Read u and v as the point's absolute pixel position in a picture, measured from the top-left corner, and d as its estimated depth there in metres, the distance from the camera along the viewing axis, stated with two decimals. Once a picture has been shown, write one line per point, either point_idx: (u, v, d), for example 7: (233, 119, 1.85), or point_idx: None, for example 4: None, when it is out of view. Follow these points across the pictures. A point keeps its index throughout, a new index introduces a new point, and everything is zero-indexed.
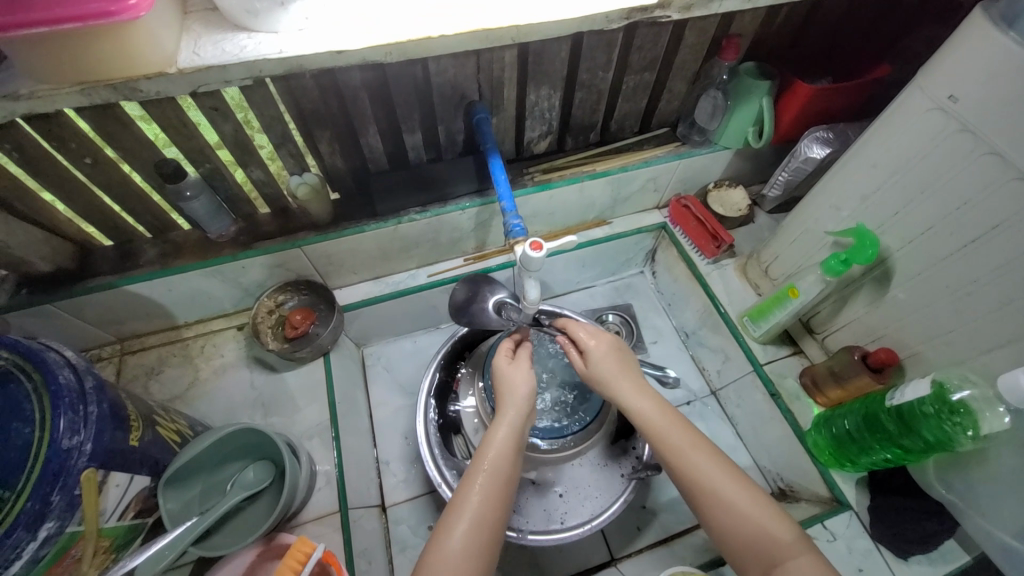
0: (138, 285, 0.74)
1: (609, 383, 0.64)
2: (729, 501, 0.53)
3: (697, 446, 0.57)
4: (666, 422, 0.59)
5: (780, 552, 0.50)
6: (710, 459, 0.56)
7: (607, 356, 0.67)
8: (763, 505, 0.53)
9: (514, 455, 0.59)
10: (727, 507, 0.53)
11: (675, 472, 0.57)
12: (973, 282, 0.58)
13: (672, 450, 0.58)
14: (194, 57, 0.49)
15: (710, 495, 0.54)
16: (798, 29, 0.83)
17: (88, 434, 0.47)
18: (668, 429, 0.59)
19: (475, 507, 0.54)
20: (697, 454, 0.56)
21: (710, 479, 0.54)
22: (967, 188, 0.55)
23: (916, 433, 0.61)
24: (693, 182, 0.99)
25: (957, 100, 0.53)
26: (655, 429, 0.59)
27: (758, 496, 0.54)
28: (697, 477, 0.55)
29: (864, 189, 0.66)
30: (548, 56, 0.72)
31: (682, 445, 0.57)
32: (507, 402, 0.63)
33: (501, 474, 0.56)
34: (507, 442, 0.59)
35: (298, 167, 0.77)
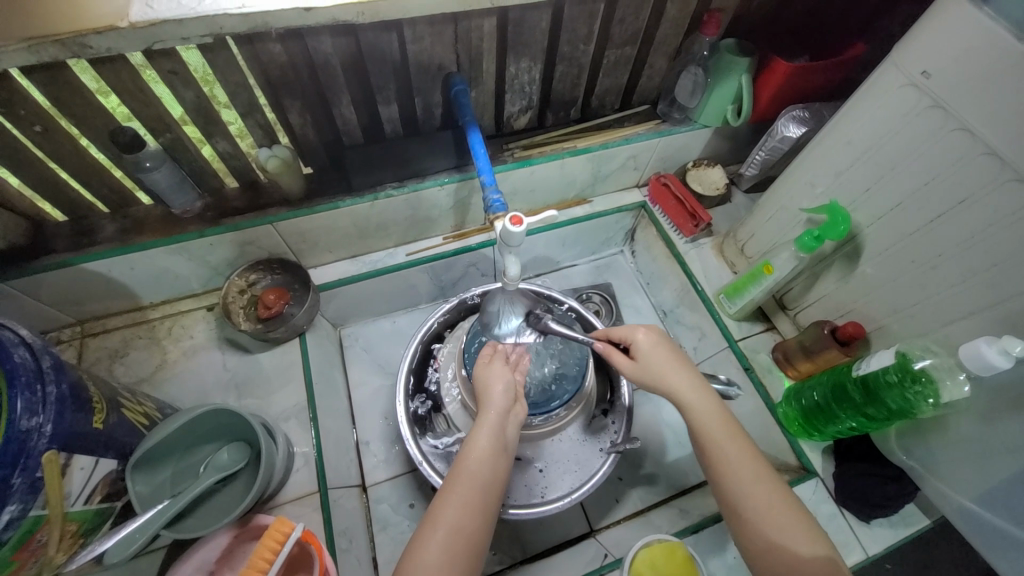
0: (97, 263, 0.70)
1: (659, 378, 0.63)
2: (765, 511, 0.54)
3: (738, 452, 0.58)
4: (720, 431, 0.59)
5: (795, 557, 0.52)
6: (750, 467, 0.57)
7: (659, 354, 0.65)
8: (784, 509, 0.55)
9: (498, 457, 0.59)
10: (760, 512, 0.55)
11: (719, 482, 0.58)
12: (939, 256, 0.60)
13: (715, 453, 0.58)
14: (147, 9, 0.45)
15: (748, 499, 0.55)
16: (777, 6, 0.83)
17: (48, 415, 0.44)
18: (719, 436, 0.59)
19: (453, 515, 0.54)
20: (738, 459, 0.57)
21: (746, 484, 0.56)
22: (936, 165, 0.56)
23: (880, 401, 0.63)
24: (673, 161, 1.00)
25: (929, 77, 0.54)
26: (702, 428, 0.60)
27: (780, 499, 0.55)
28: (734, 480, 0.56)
29: (837, 166, 0.67)
30: (528, 27, 0.70)
31: (727, 450, 0.58)
32: (492, 403, 0.63)
33: (484, 475, 0.57)
34: (489, 446, 0.59)
35: (267, 139, 0.73)
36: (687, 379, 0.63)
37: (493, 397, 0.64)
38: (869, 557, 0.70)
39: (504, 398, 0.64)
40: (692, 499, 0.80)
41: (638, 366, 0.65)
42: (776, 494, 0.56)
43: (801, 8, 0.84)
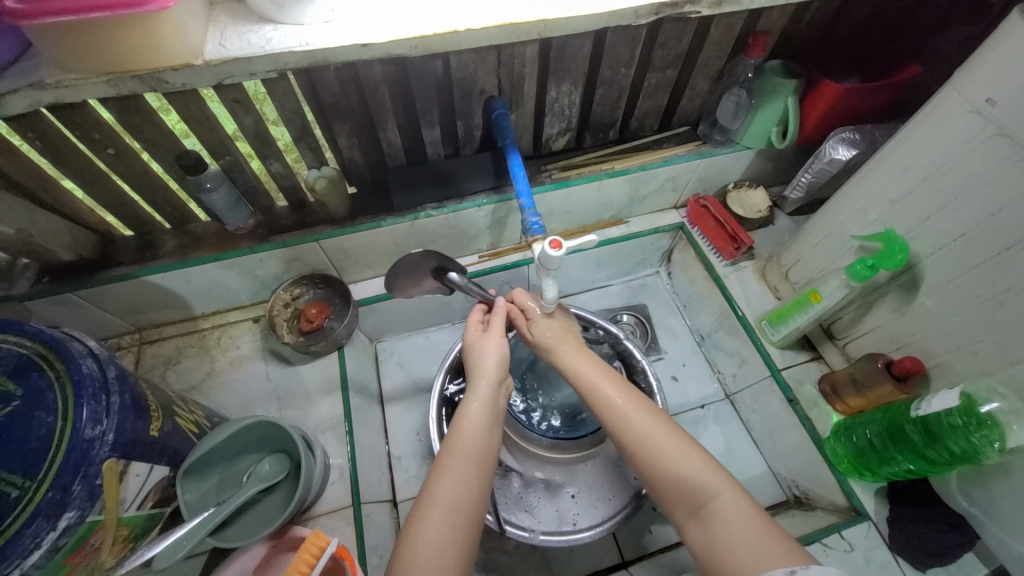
0: (157, 276, 0.75)
1: (554, 348, 0.68)
2: (661, 449, 0.55)
3: (629, 397, 0.60)
4: (603, 379, 0.62)
5: (708, 495, 0.51)
6: (637, 407, 0.59)
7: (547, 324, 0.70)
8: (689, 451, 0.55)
9: (491, 431, 0.59)
10: (662, 454, 0.55)
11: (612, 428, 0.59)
12: (1007, 291, 0.56)
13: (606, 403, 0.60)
14: (220, 48, 0.48)
15: (645, 440, 0.56)
16: (826, 28, 0.81)
17: (110, 423, 0.47)
18: (599, 382, 0.62)
19: (448, 489, 0.53)
20: (629, 402, 0.59)
21: (639, 426, 0.57)
22: (1004, 195, 0.53)
23: (941, 444, 0.59)
24: (712, 183, 0.98)
25: (995, 104, 0.51)
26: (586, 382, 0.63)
27: (686, 443, 0.56)
28: (627, 423, 0.58)
29: (893, 193, 0.64)
30: (570, 52, 0.71)
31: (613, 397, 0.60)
32: (487, 370, 0.64)
33: (478, 448, 0.56)
34: (480, 421, 0.59)
35: (316, 161, 0.76)
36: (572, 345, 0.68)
37: (486, 369, 0.64)
38: None
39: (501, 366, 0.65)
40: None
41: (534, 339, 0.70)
42: (672, 436, 0.56)
43: (851, 29, 0.82)
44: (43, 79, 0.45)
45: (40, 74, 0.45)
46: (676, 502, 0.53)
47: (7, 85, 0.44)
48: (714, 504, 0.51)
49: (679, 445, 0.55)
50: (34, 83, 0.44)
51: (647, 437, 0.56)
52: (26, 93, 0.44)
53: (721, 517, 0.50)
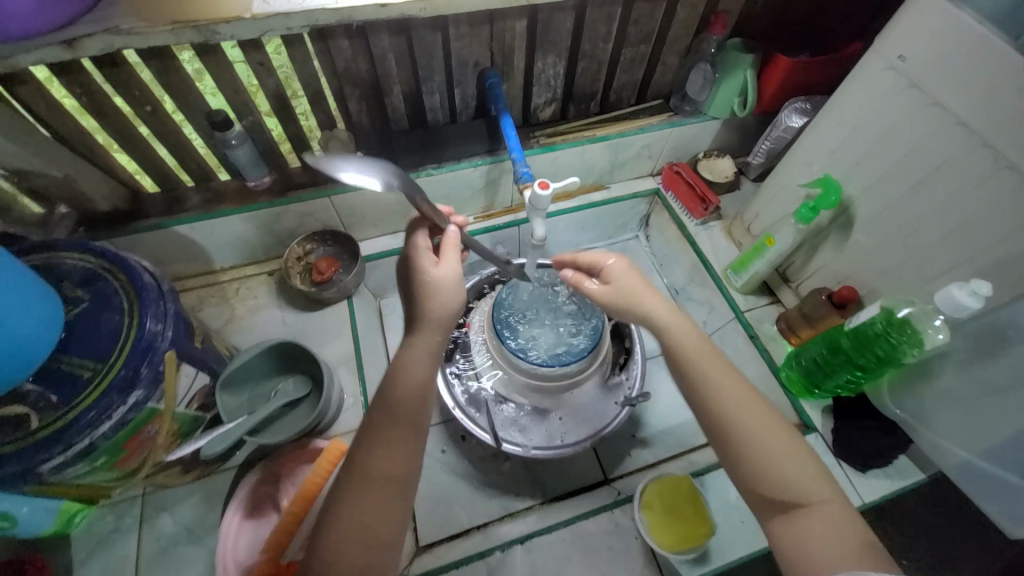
0: (184, 227, 0.83)
1: (636, 303, 0.64)
2: (761, 440, 0.52)
3: (731, 380, 0.56)
4: (704, 355, 0.58)
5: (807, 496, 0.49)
6: (740, 391, 0.55)
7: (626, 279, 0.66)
8: (793, 448, 0.52)
9: (429, 389, 0.58)
10: (762, 444, 0.52)
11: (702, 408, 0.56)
12: (919, 220, 0.67)
13: (704, 381, 0.56)
14: (265, 4, 0.56)
15: (743, 428, 0.53)
16: (780, 10, 0.93)
17: (169, 324, 0.55)
18: (697, 354, 0.58)
19: (376, 461, 0.52)
20: (730, 386, 0.56)
21: (741, 414, 0.54)
22: (915, 137, 0.64)
23: (869, 352, 0.70)
24: (684, 152, 1.09)
25: (905, 61, 0.62)
26: (685, 352, 0.59)
27: (790, 439, 0.53)
28: (726, 406, 0.54)
29: (830, 145, 0.75)
30: (554, 26, 0.81)
31: (713, 376, 0.56)
32: (432, 318, 0.60)
33: (412, 413, 0.55)
34: (418, 382, 0.57)
35: (328, 124, 0.85)
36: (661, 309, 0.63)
37: (440, 314, 0.60)
38: (866, 504, 0.76)
39: (450, 307, 0.61)
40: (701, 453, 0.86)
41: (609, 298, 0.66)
42: (778, 427, 0.53)
43: (801, 11, 0.93)
44: (119, 25, 0.53)
45: (116, 20, 0.53)
46: (768, 497, 0.51)
47: (86, 30, 0.52)
48: (810, 507, 0.49)
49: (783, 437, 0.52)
50: (111, 27, 0.52)
51: (742, 422, 0.53)
52: (101, 37, 0.52)
53: (816, 520, 0.48)
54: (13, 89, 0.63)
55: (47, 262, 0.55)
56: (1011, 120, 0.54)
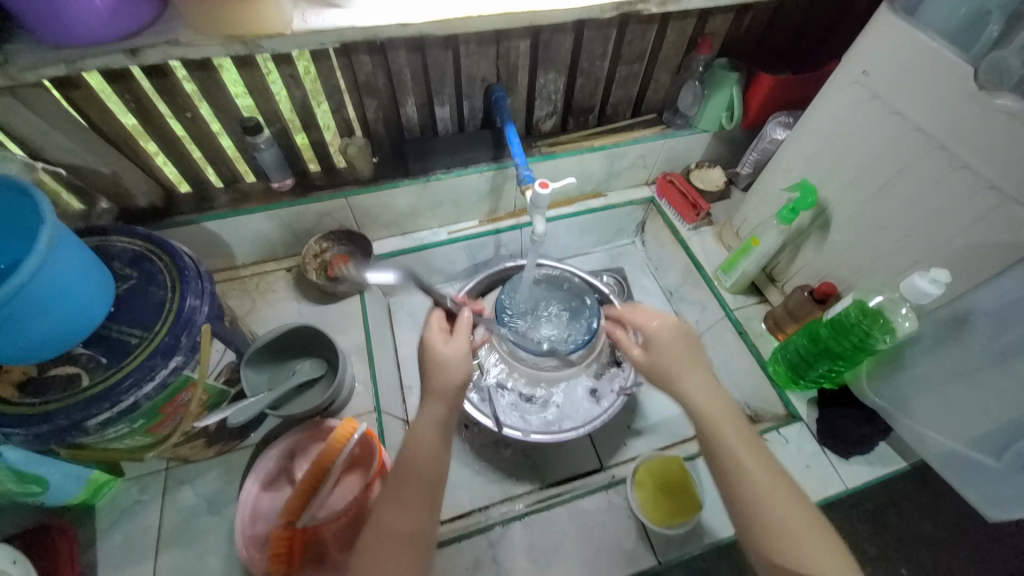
0: (212, 223, 0.90)
1: (673, 377, 0.67)
2: (787, 523, 0.55)
3: (760, 458, 0.59)
4: (731, 429, 0.61)
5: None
6: (777, 492, 0.57)
7: (682, 364, 0.67)
8: (818, 531, 0.55)
9: (440, 451, 0.62)
10: (785, 525, 0.55)
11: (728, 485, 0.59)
12: (887, 218, 0.73)
13: (732, 459, 0.59)
14: (302, 22, 0.64)
15: (772, 512, 0.55)
16: (762, 34, 1.01)
17: (206, 300, 0.61)
18: (737, 448, 0.59)
19: (400, 518, 0.58)
20: (758, 464, 0.59)
21: (769, 496, 0.56)
22: (880, 142, 0.71)
23: (847, 340, 0.75)
24: (677, 162, 1.16)
25: (868, 74, 0.69)
26: (710, 425, 0.62)
27: (813, 520, 0.55)
28: (755, 484, 0.57)
29: (807, 152, 0.82)
30: (555, 46, 0.90)
31: (744, 455, 0.59)
32: (436, 391, 0.66)
33: (427, 476, 0.60)
34: (429, 444, 0.62)
35: (347, 132, 0.93)
36: (704, 389, 0.65)
37: (443, 390, 0.66)
38: (849, 488, 0.80)
39: (452, 387, 0.66)
40: (693, 442, 0.90)
41: (648, 367, 0.69)
42: (821, 536, 0.54)
43: (783, 34, 1.02)
44: (178, 38, 0.61)
45: (174, 35, 0.61)
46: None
47: (150, 41, 0.61)
48: None
49: (828, 546, 0.54)
50: (172, 41, 0.61)
51: (766, 504, 0.56)
52: (162, 48, 0.61)
53: None
54: (70, 93, 0.71)
55: (100, 244, 0.63)
56: (961, 123, 0.61)
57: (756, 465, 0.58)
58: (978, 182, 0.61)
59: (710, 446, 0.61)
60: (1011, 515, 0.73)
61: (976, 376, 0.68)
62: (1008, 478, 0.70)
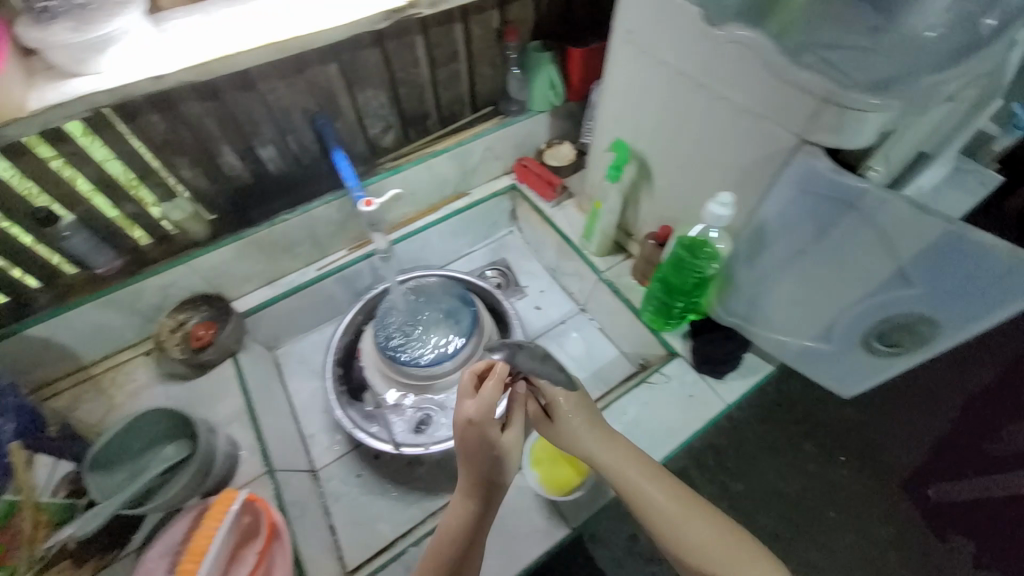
0: (37, 328, 0.82)
1: (569, 433, 0.66)
2: (692, 538, 0.59)
3: (652, 479, 0.63)
4: (623, 460, 0.64)
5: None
6: (670, 501, 0.61)
7: (576, 413, 0.66)
8: (739, 556, 0.57)
9: (477, 519, 0.63)
10: (694, 546, 0.58)
11: (641, 514, 0.62)
12: (686, 157, 0.79)
13: (630, 485, 0.62)
14: (41, 99, 0.60)
15: (665, 532, 0.60)
16: (563, 12, 1.08)
17: (11, 420, 0.66)
18: (642, 483, 0.62)
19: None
20: (651, 484, 0.62)
21: (659, 510, 0.61)
22: (660, 91, 0.76)
23: (684, 273, 0.81)
24: (527, 146, 1.20)
25: (631, 33, 0.75)
26: (618, 471, 0.63)
27: (718, 525, 0.60)
28: (652, 509, 0.61)
29: (614, 113, 0.88)
30: (361, 63, 0.91)
31: (641, 485, 0.62)
32: (468, 469, 0.63)
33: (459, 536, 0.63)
34: (467, 517, 0.63)
35: (168, 196, 0.88)
36: (591, 436, 0.66)
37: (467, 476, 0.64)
38: (728, 404, 0.87)
39: (494, 472, 0.63)
40: None
41: (550, 421, 0.68)
42: (741, 551, 0.57)
43: (584, 9, 1.09)
44: None
45: None
46: None
47: None
48: None
49: (748, 559, 0.57)
50: None
51: (677, 529, 0.59)
52: None
53: None
54: None
55: None
56: (703, 60, 0.66)
57: (661, 489, 0.62)
58: (734, 109, 0.66)
59: (619, 483, 0.63)
60: (850, 387, 0.81)
61: (794, 278, 0.74)
62: (839, 355, 0.77)
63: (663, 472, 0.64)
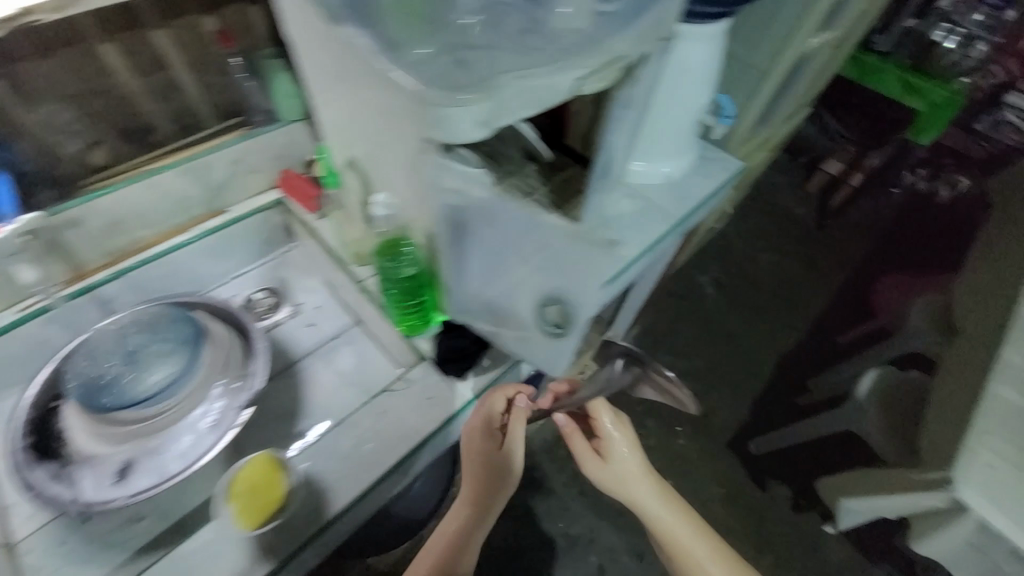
0: None
1: (512, 442, 0.91)
2: (665, 522, 1.03)
3: (637, 475, 1.06)
4: (600, 464, 1.08)
5: (664, 524, 1.03)
6: (663, 499, 1.04)
7: (522, 425, 0.92)
8: (699, 535, 1.02)
9: (465, 534, 0.94)
10: (683, 531, 1.02)
11: (590, 479, 1.08)
12: (376, 159, 0.79)
13: (521, 475, 0.94)
14: None
15: (640, 504, 1.05)
16: None
17: None
18: (593, 461, 1.08)
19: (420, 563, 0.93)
20: (614, 472, 1.08)
21: (654, 508, 1.03)
22: (337, 95, 0.76)
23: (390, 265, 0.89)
24: (292, 157, 1.14)
25: (299, 39, 0.75)
26: (526, 474, 0.93)
27: (679, 506, 1.05)
28: (637, 493, 1.05)
29: (325, 119, 0.87)
30: (23, 77, 0.83)
31: (597, 466, 1.09)
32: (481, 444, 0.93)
33: (444, 546, 0.93)
34: (459, 535, 0.94)
35: None
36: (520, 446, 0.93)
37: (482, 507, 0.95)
38: (467, 401, 0.89)
39: (476, 495, 0.95)
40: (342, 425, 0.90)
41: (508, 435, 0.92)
42: (686, 513, 1.04)
43: None
44: None
45: None
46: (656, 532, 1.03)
47: None
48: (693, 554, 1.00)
49: (687, 517, 1.04)
50: None
51: (642, 491, 1.05)
52: None
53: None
54: None
55: None
56: (344, 61, 0.67)
57: (645, 482, 1.05)
58: (379, 109, 0.67)
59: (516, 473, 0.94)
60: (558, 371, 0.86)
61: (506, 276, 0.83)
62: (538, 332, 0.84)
63: (651, 469, 1.08)
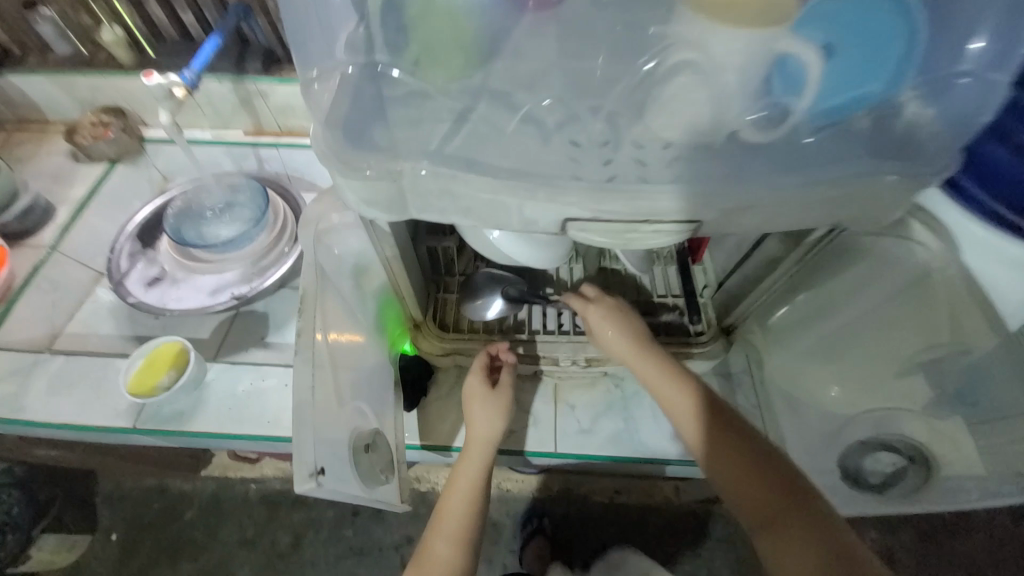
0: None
1: (469, 402, 0.74)
2: (760, 472, 0.56)
3: (676, 384, 0.64)
4: (662, 371, 0.65)
5: (742, 461, 0.57)
6: (740, 436, 0.58)
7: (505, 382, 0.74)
8: (808, 489, 0.54)
9: (476, 495, 0.69)
10: (788, 499, 0.53)
11: (677, 409, 0.63)
12: None
13: (646, 377, 0.66)
14: None
15: (711, 436, 0.59)
16: None
17: None
18: (666, 385, 0.64)
19: (443, 540, 0.65)
20: (672, 388, 0.64)
21: (717, 430, 0.59)
22: None
23: None
24: None
25: None
26: (648, 380, 0.66)
27: (762, 449, 0.57)
28: (686, 414, 0.62)
29: None
30: None
31: (666, 389, 0.64)
32: (473, 426, 0.72)
33: (460, 509, 0.67)
34: (474, 481, 0.69)
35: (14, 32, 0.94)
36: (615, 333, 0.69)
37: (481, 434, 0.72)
38: None
39: (494, 439, 0.72)
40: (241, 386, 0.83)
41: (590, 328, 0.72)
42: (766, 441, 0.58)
43: None
44: None
45: None
46: (758, 483, 0.56)
47: None
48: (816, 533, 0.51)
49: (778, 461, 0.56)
50: None
51: (687, 421, 0.62)
52: None
53: None
54: None
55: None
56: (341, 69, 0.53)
57: (679, 391, 0.64)
58: None
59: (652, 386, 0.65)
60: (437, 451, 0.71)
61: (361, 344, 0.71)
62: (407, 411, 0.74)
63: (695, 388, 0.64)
